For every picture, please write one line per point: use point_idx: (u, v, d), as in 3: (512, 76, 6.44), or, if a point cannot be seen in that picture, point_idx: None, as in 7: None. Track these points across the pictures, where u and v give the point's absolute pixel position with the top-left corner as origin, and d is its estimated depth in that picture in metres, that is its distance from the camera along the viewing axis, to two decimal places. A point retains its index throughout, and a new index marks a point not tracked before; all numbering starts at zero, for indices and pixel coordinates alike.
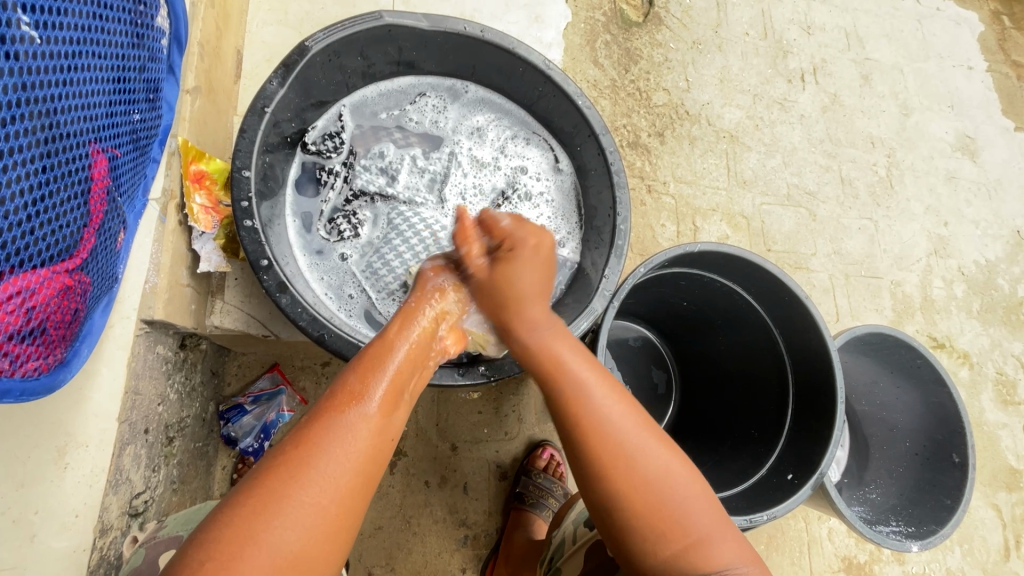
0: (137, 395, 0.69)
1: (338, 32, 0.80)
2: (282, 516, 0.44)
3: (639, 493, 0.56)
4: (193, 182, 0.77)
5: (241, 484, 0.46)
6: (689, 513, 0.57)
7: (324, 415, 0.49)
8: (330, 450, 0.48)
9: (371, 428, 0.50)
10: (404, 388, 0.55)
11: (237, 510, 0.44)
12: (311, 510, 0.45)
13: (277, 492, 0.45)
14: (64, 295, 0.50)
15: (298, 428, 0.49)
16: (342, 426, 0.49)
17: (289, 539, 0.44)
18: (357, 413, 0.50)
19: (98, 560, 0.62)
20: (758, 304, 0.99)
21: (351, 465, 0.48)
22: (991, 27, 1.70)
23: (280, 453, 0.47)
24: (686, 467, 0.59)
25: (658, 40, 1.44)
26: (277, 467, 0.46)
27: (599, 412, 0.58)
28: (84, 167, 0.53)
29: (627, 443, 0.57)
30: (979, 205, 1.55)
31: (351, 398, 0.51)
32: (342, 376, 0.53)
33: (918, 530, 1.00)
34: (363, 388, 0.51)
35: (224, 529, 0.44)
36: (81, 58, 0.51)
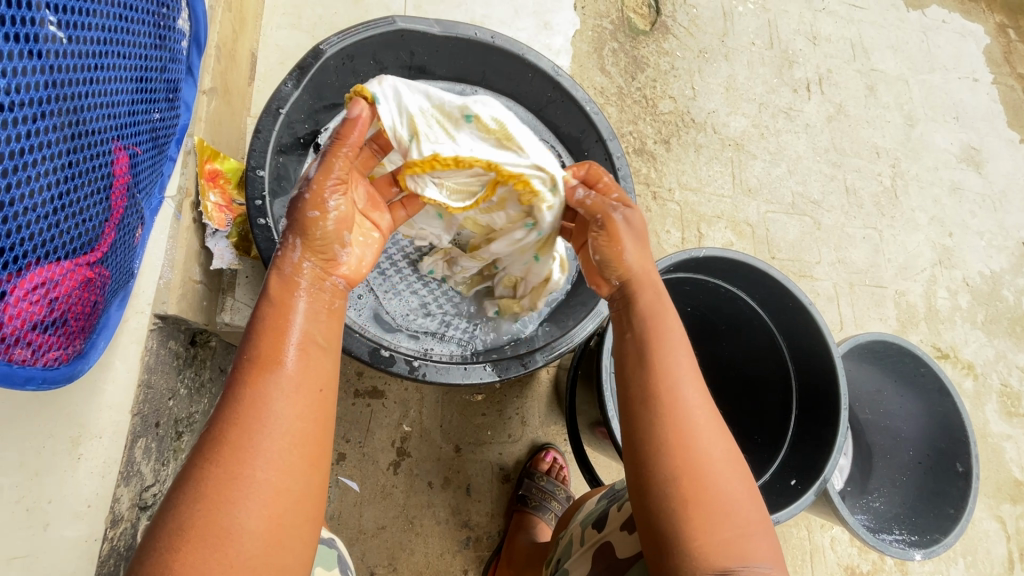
0: (149, 389, 0.70)
1: (352, 36, 0.83)
2: (231, 500, 0.43)
3: (691, 478, 0.55)
4: (208, 180, 0.79)
5: (180, 481, 0.44)
6: (729, 509, 0.56)
7: (240, 394, 0.47)
8: (258, 423, 0.45)
9: (292, 390, 0.48)
10: (314, 337, 0.51)
11: (184, 505, 0.43)
12: (259, 487, 0.44)
13: (215, 478, 0.43)
14: (84, 287, 0.52)
15: (217, 415, 0.46)
16: (264, 396, 0.47)
17: (249, 517, 0.43)
18: (273, 379, 0.47)
19: (108, 551, 0.64)
20: (763, 310, 1.00)
21: (286, 431, 0.46)
22: (997, 40, 1.72)
23: (208, 444, 0.45)
24: (738, 462, 0.59)
25: (664, 49, 1.45)
26: (209, 457, 0.44)
27: (682, 389, 0.59)
28: (107, 163, 0.54)
29: (695, 421, 0.58)
30: (984, 216, 1.55)
31: (261, 368, 0.48)
32: (245, 348, 0.49)
33: (921, 540, 1.00)
34: (272, 355, 0.49)
35: (177, 527, 0.42)
36: (106, 58, 0.53)
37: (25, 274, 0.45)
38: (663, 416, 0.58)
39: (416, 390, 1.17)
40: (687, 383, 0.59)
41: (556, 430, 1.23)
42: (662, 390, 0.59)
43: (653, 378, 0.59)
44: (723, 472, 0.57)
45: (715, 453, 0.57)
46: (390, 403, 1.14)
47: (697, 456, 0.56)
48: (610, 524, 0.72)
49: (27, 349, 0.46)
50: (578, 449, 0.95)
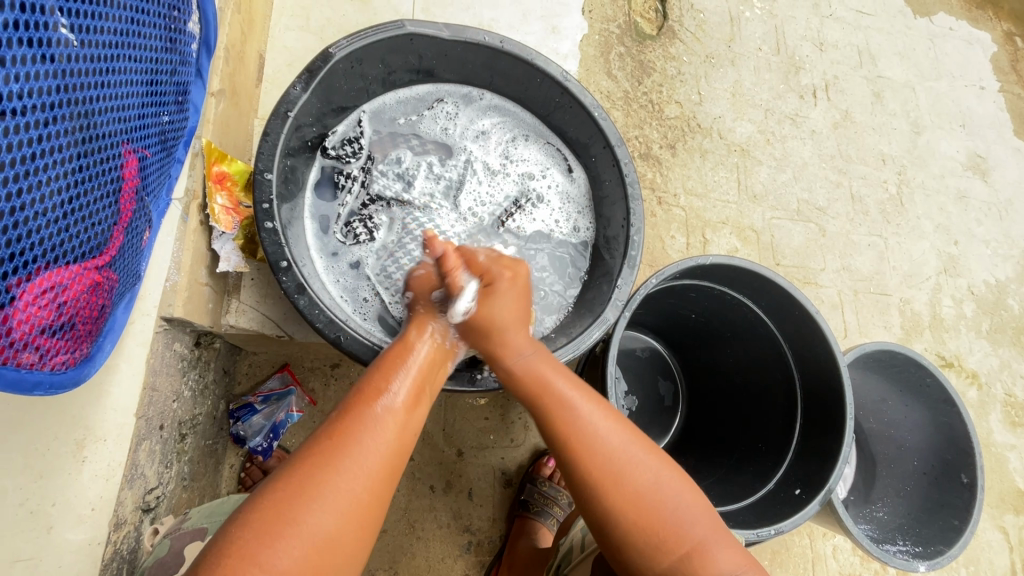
0: (154, 391, 0.70)
1: (360, 39, 0.82)
2: (318, 500, 0.49)
3: (639, 515, 0.59)
4: (215, 182, 0.78)
5: (278, 474, 0.51)
6: (682, 522, 0.59)
7: (351, 410, 0.56)
8: (362, 440, 0.54)
9: (396, 423, 0.57)
10: (422, 387, 0.62)
11: (277, 494, 0.49)
12: (344, 495, 0.50)
13: (312, 479, 0.50)
14: (92, 292, 0.51)
15: (327, 424, 0.55)
16: (372, 419, 0.55)
17: (327, 523, 0.49)
18: (383, 408, 0.57)
19: (111, 555, 0.63)
20: (769, 318, 1.00)
21: (381, 456, 0.54)
22: (1004, 48, 1.71)
23: (314, 446, 0.53)
24: (687, 486, 0.62)
25: (671, 53, 1.45)
26: (312, 456, 0.52)
27: (587, 426, 0.63)
28: (116, 167, 0.54)
29: (624, 463, 0.61)
30: (989, 224, 1.55)
31: (374, 396, 0.58)
32: (367, 377, 0.60)
33: (926, 551, 0.99)
34: (385, 386, 0.59)
35: (266, 513, 0.48)
36: (118, 62, 0.52)
37: (33, 278, 0.45)
38: (588, 470, 0.61)
39: None
40: (595, 422, 0.63)
41: None
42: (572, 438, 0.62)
43: (562, 432, 0.63)
44: (666, 502, 0.60)
45: (652, 488, 0.60)
46: None
47: (630, 496, 0.59)
48: None
49: (35, 354, 0.46)
50: None
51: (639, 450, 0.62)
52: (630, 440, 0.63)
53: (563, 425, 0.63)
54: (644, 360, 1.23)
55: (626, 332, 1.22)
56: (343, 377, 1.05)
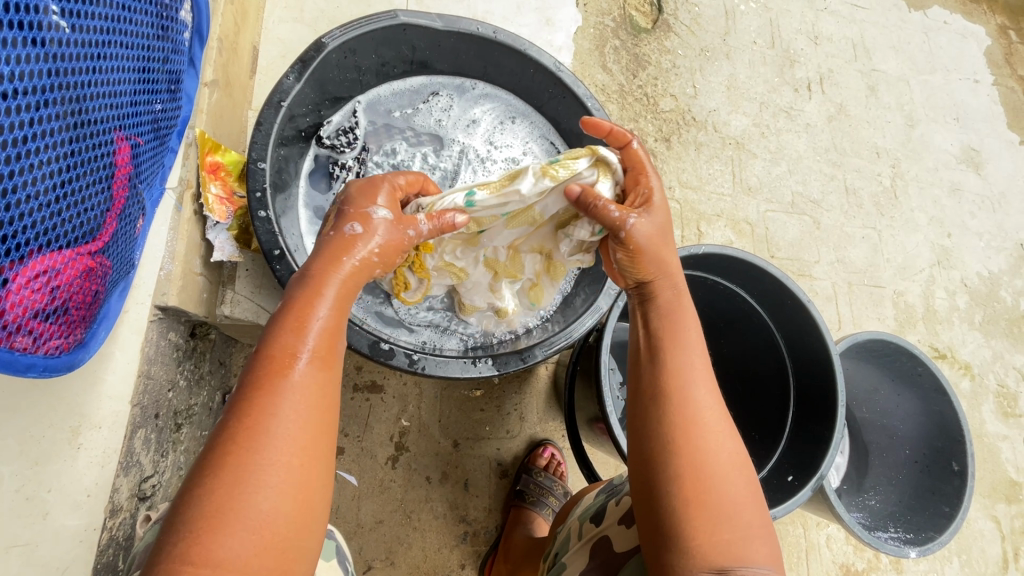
0: (149, 380, 0.71)
1: (354, 29, 0.82)
2: (252, 484, 0.43)
3: (701, 481, 0.56)
4: (209, 172, 0.79)
5: (198, 465, 0.44)
6: (739, 507, 0.56)
7: (258, 379, 0.47)
8: (282, 413, 0.46)
9: (316, 383, 0.49)
10: (337, 334, 0.53)
11: (202, 484, 0.43)
12: (279, 473, 0.44)
13: (235, 464, 0.43)
14: (86, 277, 0.52)
15: (233, 401, 0.46)
16: (284, 386, 0.47)
17: (268, 503, 0.43)
18: (294, 372, 0.48)
19: (107, 540, 0.64)
20: (761, 307, 1.00)
21: (304, 423, 0.47)
22: (998, 42, 1.72)
23: (225, 428, 0.45)
24: (743, 465, 0.59)
25: (666, 47, 1.45)
26: (228, 440, 0.44)
27: (694, 381, 0.60)
28: (108, 154, 0.54)
29: (708, 421, 0.59)
30: (982, 217, 1.56)
31: (281, 360, 0.48)
32: (271, 336, 0.49)
33: (916, 537, 1.00)
34: (294, 344, 0.49)
35: (197, 511, 0.42)
36: (110, 48, 0.53)
37: (27, 261, 0.45)
38: (677, 412, 0.59)
39: (415, 385, 1.17)
40: (702, 370, 0.62)
41: (554, 426, 1.23)
42: (677, 379, 0.60)
43: (666, 370, 0.61)
44: (726, 473, 0.57)
45: (723, 454, 0.58)
46: (389, 398, 1.15)
47: (705, 454, 0.57)
48: (608, 519, 0.72)
49: (29, 337, 0.46)
50: (575, 445, 0.96)
51: (721, 408, 0.61)
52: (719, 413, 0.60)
53: (669, 363, 0.61)
54: None
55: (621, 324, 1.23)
56: None
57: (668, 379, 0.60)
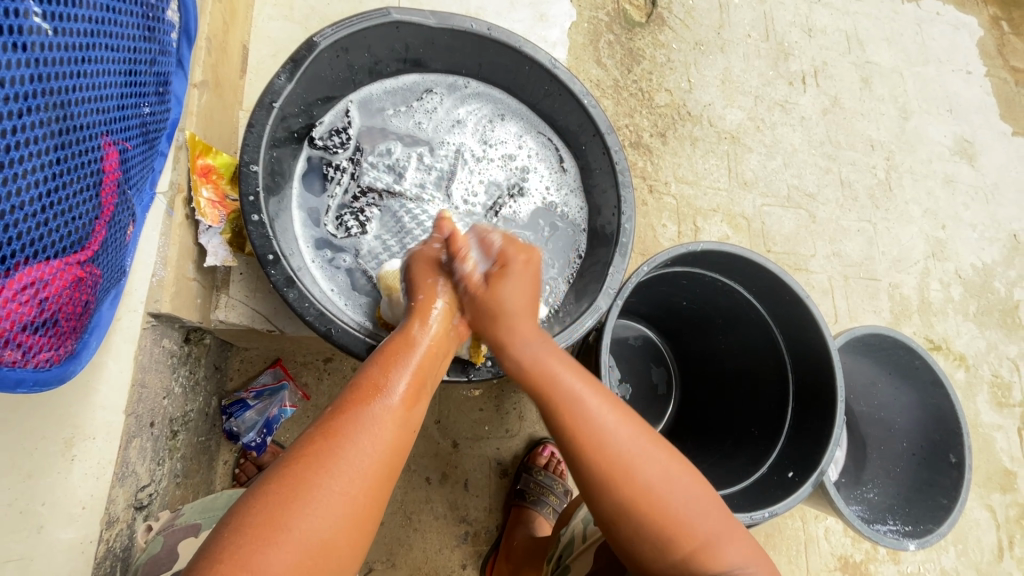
0: (143, 389, 0.69)
1: (346, 27, 0.80)
2: (314, 503, 0.47)
3: (645, 505, 0.58)
4: (201, 176, 0.77)
5: (273, 472, 0.49)
6: (693, 518, 0.59)
7: (348, 403, 0.54)
8: (360, 440, 0.51)
9: (396, 420, 0.54)
10: (422, 384, 0.60)
11: (270, 491, 0.47)
12: (341, 499, 0.48)
13: (307, 480, 0.48)
14: (75, 287, 0.50)
15: (322, 420, 0.53)
16: (369, 416, 0.53)
17: (322, 527, 0.46)
18: (381, 404, 0.54)
19: (104, 553, 0.62)
20: (759, 302, 1.00)
21: (378, 455, 0.51)
22: (990, 32, 1.72)
23: (308, 443, 0.50)
24: (683, 471, 0.61)
25: (660, 41, 1.44)
26: (308, 454, 0.49)
27: (592, 417, 0.61)
28: (96, 160, 0.53)
29: (627, 457, 0.60)
30: (976, 208, 1.56)
31: (374, 391, 0.55)
32: (366, 371, 0.57)
33: (916, 530, 1.00)
34: (384, 380, 0.56)
35: (258, 517, 0.45)
36: (93, 51, 0.51)
37: (13, 273, 0.44)
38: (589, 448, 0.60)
39: None
40: (600, 408, 0.62)
41: None
42: (579, 432, 0.61)
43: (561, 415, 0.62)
44: (674, 491, 0.59)
45: (657, 478, 0.59)
46: None
47: (636, 489, 0.59)
48: None
49: (18, 351, 0.45)
50: None
51: (643, 438, 0.62)
52: (638, 432, 0.62)
53: (563, 408, 0.62)
54: (637, 348, 1.24)
55: (619, 321, 1.22)
56: (335, 371, 1.05)
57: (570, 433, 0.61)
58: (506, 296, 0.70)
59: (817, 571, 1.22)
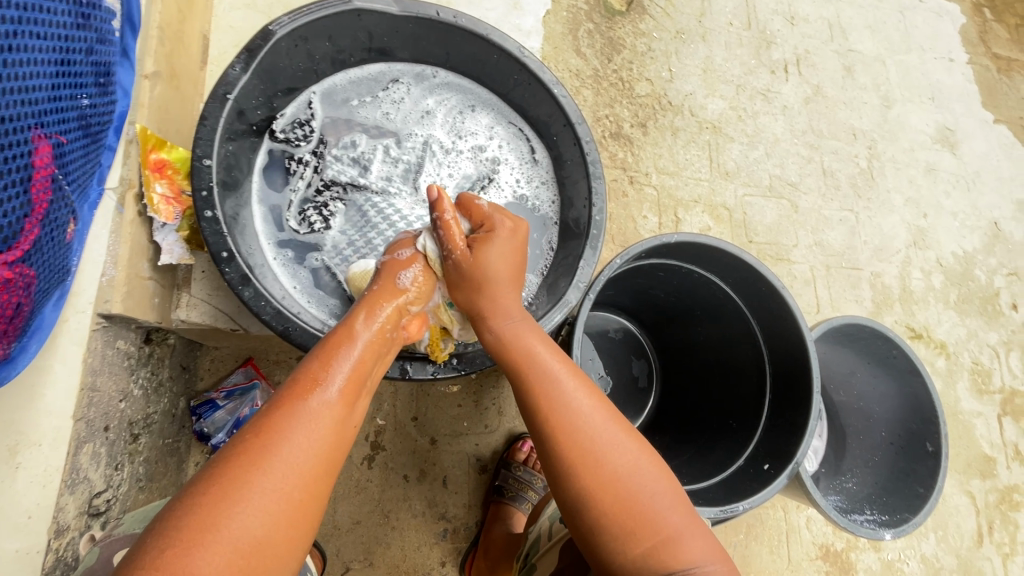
0: (94, 393, 0.67)
1: (304, 15, 0.78)
2: (245, 503, 0.45)
3: (610, 491, 0.57)
4: (153, 171, 0.74)
5: (202, 474, 0.47)
6: (658, 511, 0.57)
7: (282, 400, 0.51)
8: (296, 436, 0.49)
9: (335, 416, 0.53)
10: (364, 378, 0.58)
11: (200, 491, 0.45)
12: (274, 498, 0.46)
13: (238, 479, 0.46)
14: (3, 289, 0.48)
15: (257, 416, 0.51)
16: (307, 413, 0.51)
17: (253, 526, 0.45)
18: (319, 401, 0.52)
19: (53, 563, 0.60)
20: (736, 294, 0.99)
21: (314, 452, 0.50)
22: (972, 20, 1.71)
23: (239, 442, 0.48)
24: (652, 463, 0.61)
25: (640, 29, 1.42)
26: (239, 453, 0.47)
27: (564, 399, 0.61)
28: (24, 154, 0.50)
29: (595, 440, 0.59)
30: (957, 196, 1.56)
31: (311, 386, 0.53)
32: (303, 367, 0.55)
33: (892, 519, 1.00)
34: (323, 374, 0.54)
35: (186, 519, 0.43)
36: (19, 38, 0.48)
37: None
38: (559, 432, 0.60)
39: (389, 382, 1.15)
40: (573, 389, 0.62)
41: None
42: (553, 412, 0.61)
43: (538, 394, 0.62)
44: (640, 481, 0.59)
45: (622, 465, 0.59)
46: None
47: (603, 477, 0.58)
48: None
49: None
50: None
51: (613, 425, 0.61)
52: (608, 419, 0.62)
53: (541, 397, 0.62)
54: (617, 341, 1.23)
55: (599, 314, 1.21)
56: None
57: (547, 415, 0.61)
58: (491, 262, 0.70)
59: (798, 560, 1.23)
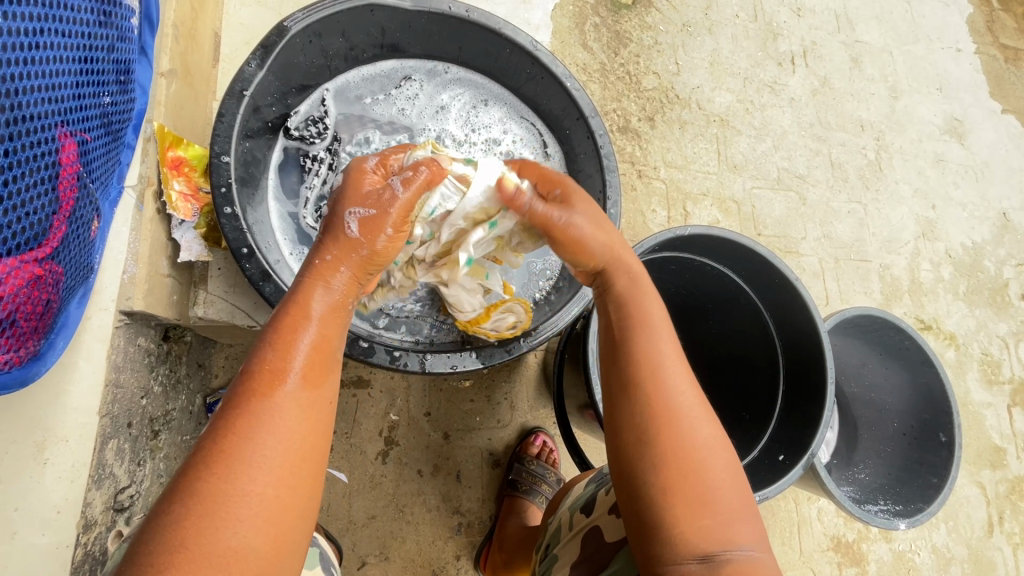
0: (118, 389, 0.67)
1: (318, 11, 0.78)
2: (221, 516, 0.42)
3: (678, 467, 0.56)
4: (171, 169, 0.75)
5: (168, 492, 0.43)
6: (719, 493, 0.57)
7: (243, 398, 0.46)
8: (260, 434, 0.45)
9: (302, 405, 0.48)
10: (330, 351, 0.52)
11: (171, 508, 0.42)
12: (253, 502, 0.43)
13: (207, 492, 0.42)
14: (34, 286, 0.49)
15: (216, 421, 0.46)
16: (268, 408, 0.46)
17: (237, 536, 0.42)
18: (282, 391, 0.47)
19: (82, 557, 0.61)
20: (749, 287, 0.99)
21: (286, 444, 0.46)
22: (980, 9, 1.69)
23: (201, 454, 0.44)
24: (723, 448, 0.59)
25: (647, 23, 1.41)
26: (202, 468, 0.43)
27: (665, 370, 0.60)
28: (50, 152, 0.51)
29: (682, 406, 0.59)
30: (966, 187, 1.55)
31: (269, 377, 0.48)
32: (256, 355, 0.49)
33: (905, 509, 1.00)
34: (283, 362, 0.48)
35: (160, 544, 0.41)
36: (44, 37, 0.48)
37: None
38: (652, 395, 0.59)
39: (402, 377, 1.15)
40: (669, 357, 0.61)
41: (545, 413, 1.22)
42: (650, 372, 0.60)
43: (639, 353, 0.61)
44: (706, 460, 0.57)
45: (699, 440, 0.58)
46: (376, 393, 1.13)
47: (677, 445, 0.57)
48: (599, 509, 0.72)
49: None
50: (565, 431, 0.94)
51: (694, 391, 0.61)
52: (693, 395, 0.60)
53: (643, 358, 0.61)
54: None
55: None
56: None
57: (642, 375, 0.60)
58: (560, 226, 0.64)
59: (809, 551, 1.23)
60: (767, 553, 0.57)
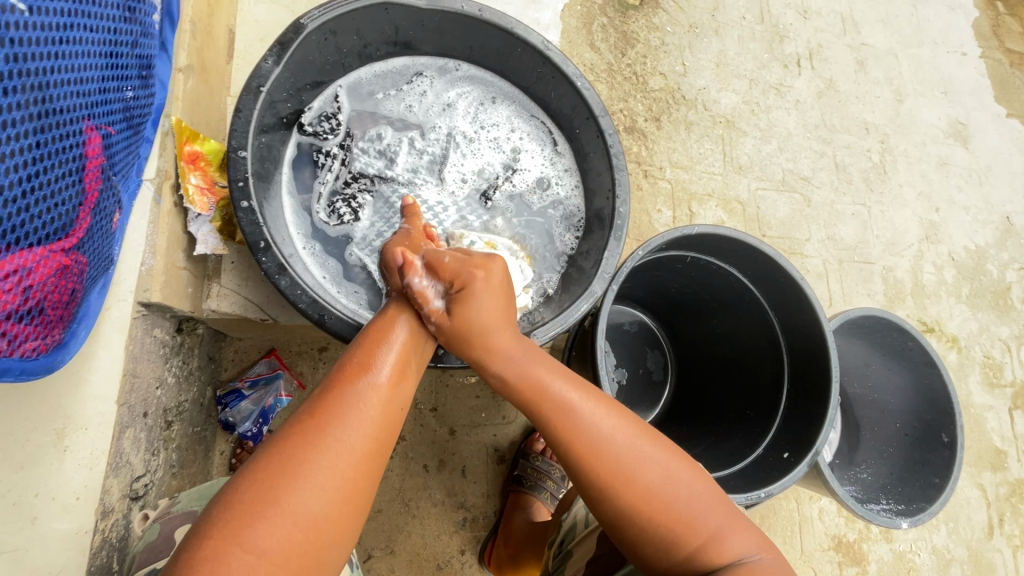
0: (135, 378, 0.69)
1: (334, 9, 0.79)
2: (301, 480, 0.48)
3: (641, 461, 0.60)
4: (188, 163, 0.76)
5: (263, 451, 0.50)
6: (689, 478, 0.60)
7: (335, 386, 0.54)
8: (346, 416, 0.52)
9: (383, 399, 0.54)
10: (409, 363, 0.59)
11: (259, 468, 0.48)
12: (329, 478, 0.49)
13: (295, 458, 0.49)
14: (61, 275, 0.50)
15: (308, 401, 0.53)
16: (357, 395, 0.53)
17: (310, 504, 0.47)
18: (369, 384, 0.54)
19: (100, 543, 0.62)
20: (755, 287, 1.00)
21: (365, 431, 0.52)
22: (985, 13, 1.70)
23: (297, 424, 0.51)
24: (682, 435, 0.63)
25: (654, 24, 1.42)
26: (295, 436, 0.50)
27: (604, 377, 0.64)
28: (78, 145, 0.52)
29: (627, 405, 0.62)
30: (970, 190, 1.56)
31: (359, 372, 0.55)
32: (352, 352, 0.57)
33: (908, 508, 1.01)
34: (372, 359, 0.56)
35: (249, 494, 0.47)
36: (74, 31, 0.50)
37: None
38: (598, 409, 0.62)
39: None
40: None
41: None
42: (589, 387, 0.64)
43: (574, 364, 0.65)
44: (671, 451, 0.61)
45: (656, 432, 0.61)
46: None
47: (634, 441, 0.61)
48: None
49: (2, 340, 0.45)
50: None
51: None
52: None
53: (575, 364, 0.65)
54: (633, 334, 1.24)
55: (614, 306, 1.22)
56: (331, 360, 1.04)
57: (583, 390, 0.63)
58: None
59: (810, 550, 1.24)
60: (751, 533, 0.59)
